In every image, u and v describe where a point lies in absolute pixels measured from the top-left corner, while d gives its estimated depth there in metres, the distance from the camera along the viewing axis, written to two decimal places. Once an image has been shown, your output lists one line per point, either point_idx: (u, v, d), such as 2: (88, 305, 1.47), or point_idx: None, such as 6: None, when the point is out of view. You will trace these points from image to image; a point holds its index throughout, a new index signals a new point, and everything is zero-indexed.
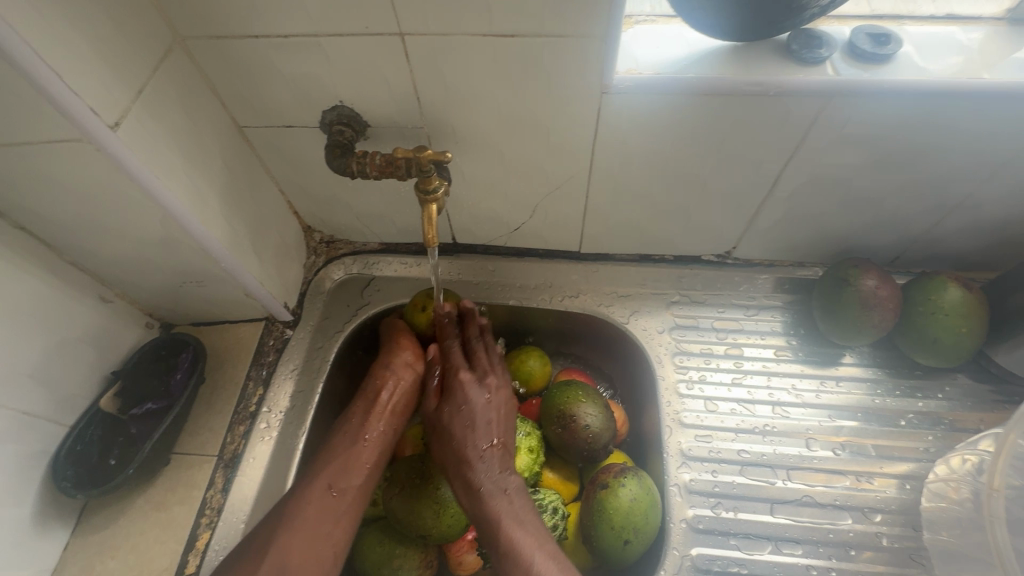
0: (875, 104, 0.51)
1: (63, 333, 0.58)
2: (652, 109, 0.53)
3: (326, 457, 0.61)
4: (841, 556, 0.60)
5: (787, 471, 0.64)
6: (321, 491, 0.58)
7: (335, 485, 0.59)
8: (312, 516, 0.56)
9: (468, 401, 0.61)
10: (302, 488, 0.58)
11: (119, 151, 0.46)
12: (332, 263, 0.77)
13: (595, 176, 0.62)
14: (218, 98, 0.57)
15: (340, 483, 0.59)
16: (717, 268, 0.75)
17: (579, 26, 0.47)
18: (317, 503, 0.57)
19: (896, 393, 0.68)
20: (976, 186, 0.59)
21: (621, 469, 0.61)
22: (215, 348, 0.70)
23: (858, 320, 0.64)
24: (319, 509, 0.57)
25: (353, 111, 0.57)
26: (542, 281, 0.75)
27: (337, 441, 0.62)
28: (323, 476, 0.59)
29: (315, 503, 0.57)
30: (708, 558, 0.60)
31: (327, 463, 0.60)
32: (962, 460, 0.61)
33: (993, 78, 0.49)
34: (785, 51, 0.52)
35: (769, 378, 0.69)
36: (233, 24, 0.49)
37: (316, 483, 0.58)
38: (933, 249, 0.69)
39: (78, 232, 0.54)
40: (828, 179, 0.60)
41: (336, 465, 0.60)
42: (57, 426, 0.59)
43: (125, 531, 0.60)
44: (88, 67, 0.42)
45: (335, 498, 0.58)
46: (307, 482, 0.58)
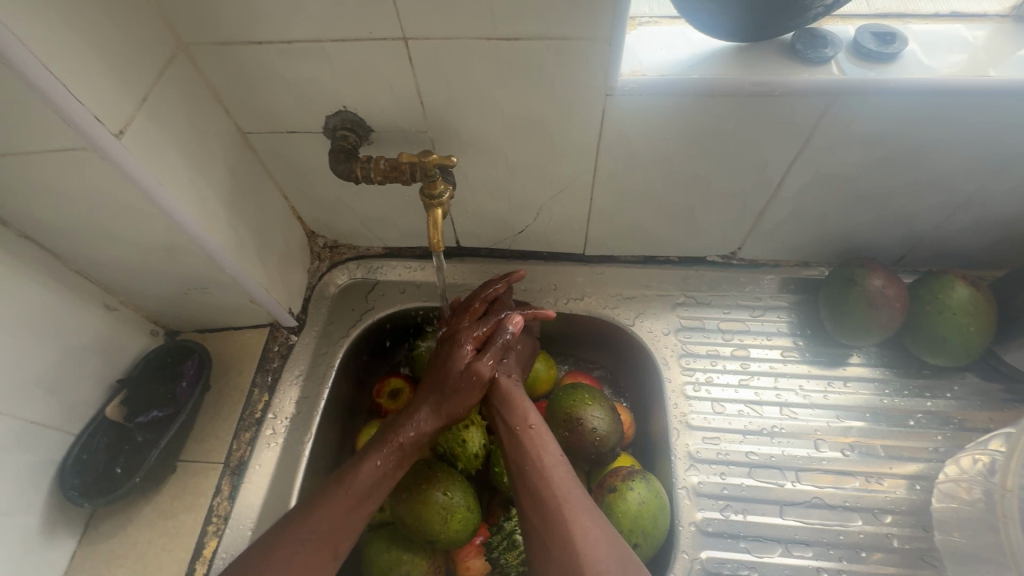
0: (882, 102, 0.51)
1: (68, 341, 0.58)
2: (656, 111, 0.53)
3: (323, 514, 0.52)
4: (852, 558, 0.59)
5: (795, 472, 0.64)
6: (320, 556, 0.51)
7: (336, 548, 0.52)
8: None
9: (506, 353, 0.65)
10: (300, 553, 0.50)
11: (124, 159, 0.46)
12: (336, 268, 0.76)
13: (599, 178, 0.62)
14: (221, 105, 0.57)
15: (339, 547, 0.52)
16: (722, 269, 0.74)
17: (584, 29, 0.47)
18: (314, 575, 0.50)
19: (905, 393, 0.68)
20: (983, 183, 0.59)
21: (629, 471, 0.60)
22: (220, 355, 0.70)
23: (866, 320, 0.64)
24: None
25: (356, 116, 0.57)
26: (547, 284, 0.75)
27: (344, 493, 0.54)
28: (322, 541, 0.51)
29: (311, 567, 0.50)
30: (717, 562, 0.59)
31: (326, 524, 0.52)
32: (973, 460, 0.61)
33: (999, 75, 0.49)
34: (790, 51, 0.52)
35: (776, 379, 0.69)
36: (237, 30, 0.49)
37: (315, 550, 0.51)
38: (939, 247, 0.68)
39: (83, 240, 0.54)
40: (833, 178, 0.60)
41: (337, 526, 0.52)
42: (63, 435, 0.59)
43: (132, 540, 0.60)
44: (92, 76, 0.42)
45: (331, 562, 0.52)
46: (304, 549, 0.50)
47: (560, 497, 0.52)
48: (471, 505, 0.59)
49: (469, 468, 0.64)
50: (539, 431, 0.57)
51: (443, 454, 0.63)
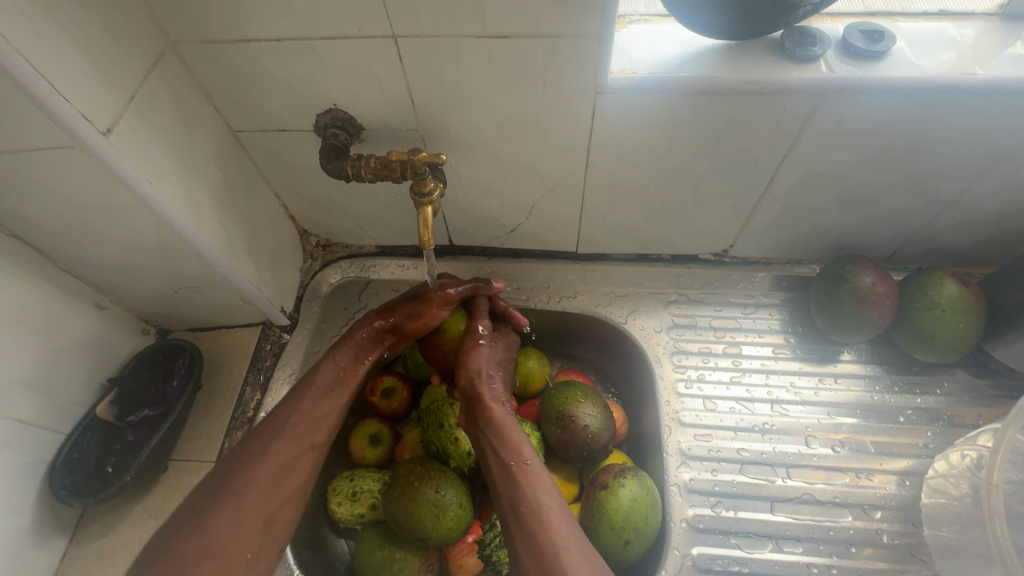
0: (870, 100, 0.51)
1: (58, 341, 0.58)
2: (646, 109, 0.53)
3: (299, 412, 0.59)
4: (842, 554, 0.60)
5: (787, 469, 0.64)
6: (298, 448, 0.57)
7: (311, 439, 0.58)
8: (285, 473, 0.56)
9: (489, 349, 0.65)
10: (280, 443, 0.57)
11: (112, 158, 0.46)
12: (329, 267, 0.76)
13: (591, 176, 0.62)
14: (212, 103, 0.56)
15: (315, 438, 0.59)
16: (715, 267, 0.74)
17: (573, 27, 0.47)
18: (295, 461, 0.57)
19: (895, 389, 0.68)
20: (972, 181, 0.59)
21: (621, 468, 0.61)
22: (213, 354, 0.70)
23: (856, 317, 0.64)
24: (296, 467, 0.57)
25: (347, 114, 0.57)
26: (540, 282, 0.75)
27: (311, 389, 0.60)
28: (299, 434, 0.58)
29: (291, 459, 0.57)
30: (709, 558, 0.60)
31: (300, 420, 0.58)
32: (961, 455, 0.61)
33: (986, 73, 0.49)
34: (780, 49, 0.52)
35: (768, 376, 0.69)
36: (227, 29, 0.49)
37: (292, 441, 0.57)
38: (930, 245, 0.69)
39: (72, 239, 0.53)
40: (823, 176, 0.60)
41: (310, 416, 0.59)
42: (54, 435, 0.58)
43: (124, 539, 0.60)
44: (80, 75, 0.42)
45: (311, 453, 0.58)
46: (282, 437, 0.57)
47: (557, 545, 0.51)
48: (464, 504, 0.59)
49: (462, 466, 0.64)
50: (531, 467, 0.56)
51: (437, 453, 0.64)
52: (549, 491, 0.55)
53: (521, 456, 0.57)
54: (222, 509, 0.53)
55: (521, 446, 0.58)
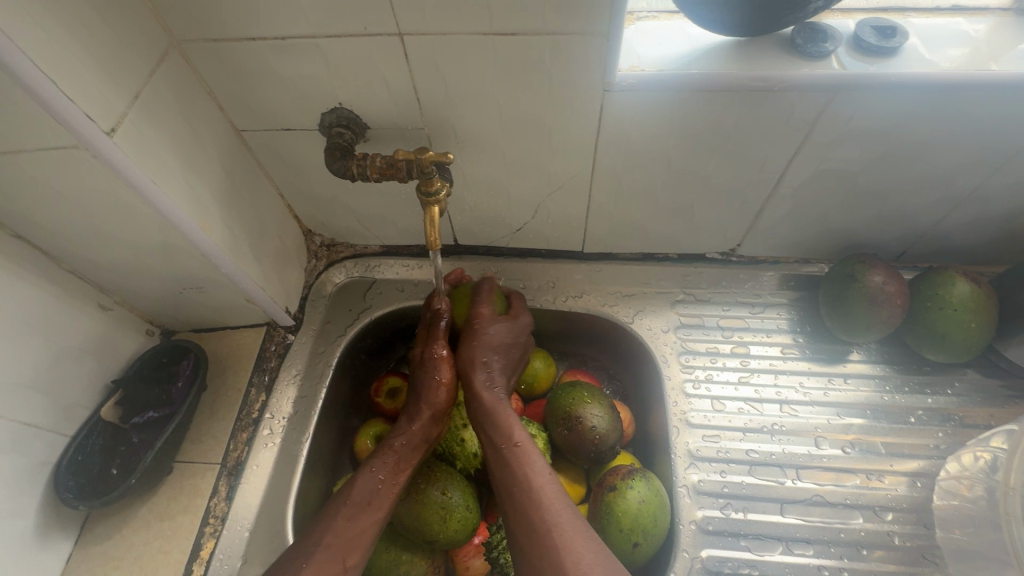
0: (883, 97, 0.50)
1: (62, 342, 0.57)
2: (654, 107, 0.53)
3: (331, 528, 0.53)
4: (853, 556, 0.59)
5: (796, 470, 0.63)
6: (331, 570, 0.50)
7: (346, 560, 0.51)
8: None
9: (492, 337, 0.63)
10: (307, 566, 0.50)
11: (117, 157, 0.45)
12: (333, 267, 0.76)
13: (598, 175, 0.61)
14: (216, 103, 0.56)
15: (349, 560, 0.52)
16: (722, 266, 0.74)
17: (582, 23, 0.46)
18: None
19: (905, 389, 0.68)
20: (984, 178, 0.58)
21: (629, 470, 0.60)
22: (217, 355, 0.69)
23: (867, 316, 0.63)
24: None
25: (352, 113, 0.56)
26: (545, 282, 0.74)
27: (348, 507, 0.54)
28: (330, 555, 0.51)
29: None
30: (718, 560, 0.59)
31: (333, 538, 0.52)
32: (975, 458, 0.61)
33: (1000, 69, 0.49)
34: (790, 45, 0.52)
35: (776, 377, 0.68)
36: (231, 27, 0.49)
37: (324, 560, 0.50)
38: (940, 243, 0.68)
39: (76, 240, 0.53)
40: (833, 174, 0.59)
41: (343, 536, 0.52)
42: (59, 436, 0.58)
43: (129, 541, 0.60)
44: (84, 75, 0.42)
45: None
46: (313, 561, 0.50)
47: (555, 532, 0.50)
48: (471, 506, 0.59)
49: (468, 467, 0.64)
50: (524, 455, 0.56)
51: (443, 454, 0.64)
52: (544, 477, 0.54)
53: (514, 447, 0.56)
54: None
55: (515, 435, 0.57)
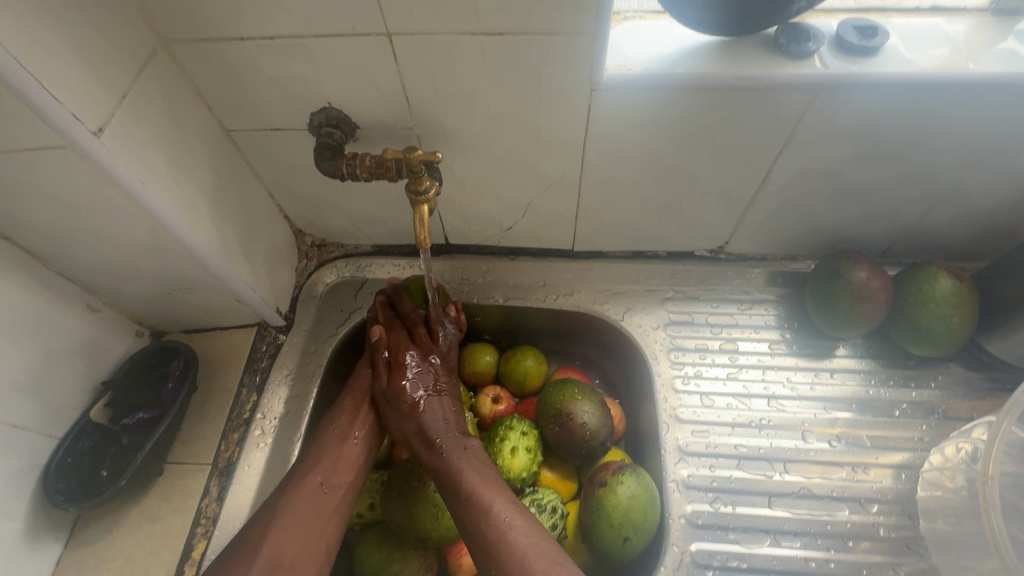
0: (865, 96, 0.51)
1: (51, 343, 0.57)
2: (641, 106, 0.53)
3: (311, 455, 0.57)
4: (839, 547, 0.60)
5: (784, 464, 0.64)
6: (315, 490, 0.55)
7: (326, 479, 0.56)
8: (305, 514, 0.53)
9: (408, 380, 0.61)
10: (290, 489, 0.54)
11: (104, 158, 0.45)
12: (324, 267, 0.76)
13: (587, 173, 0.62)
14: (204, 102, 0.56)
15: (332, 479, 0.56)
16: (710, 263, 0.75)
17: (569, 23, 0.47)
18: (314, 503, 0.54)
19: (890, 383, 0.69)
20: (964, 176, 0.59)
21: (619, 465, 0.61)
22: (208, 356, 0.69)
23: (851, 312, 0.64)
24: (311, 507, 0.54)
25: (341, 113, 0.56)
26: (536, 280, 0.75)
27: (325, 437, 0.59)
28: (311, 476, 0.56)
29: (310, 503, 0.54)
30: (708, 553, 0.60)
31: (312, 462, 0.57)
32: (956, 449, 0.61)
33: (979, 68, 0.50)
34: (774, 45, 0.52)
35: (764, 372, 0.69)
36: (219, 27, 0.49)
37: (306, 480, 0.55)
38: (924, 239, 0.69)
39: (64, 241, 0.53)
40: (818, 172, 0.60)
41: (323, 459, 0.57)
42: (48, 439, 0.58)
43: (120, 543, 0.59)
44: (70, 76, 0.42)
45: (327, 494, 0.55)
46: (298, 487, 0.54)
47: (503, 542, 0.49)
48: None
49: None
50: (486, 502, 0.52)
51: None
52: (516, 519, 0.50)
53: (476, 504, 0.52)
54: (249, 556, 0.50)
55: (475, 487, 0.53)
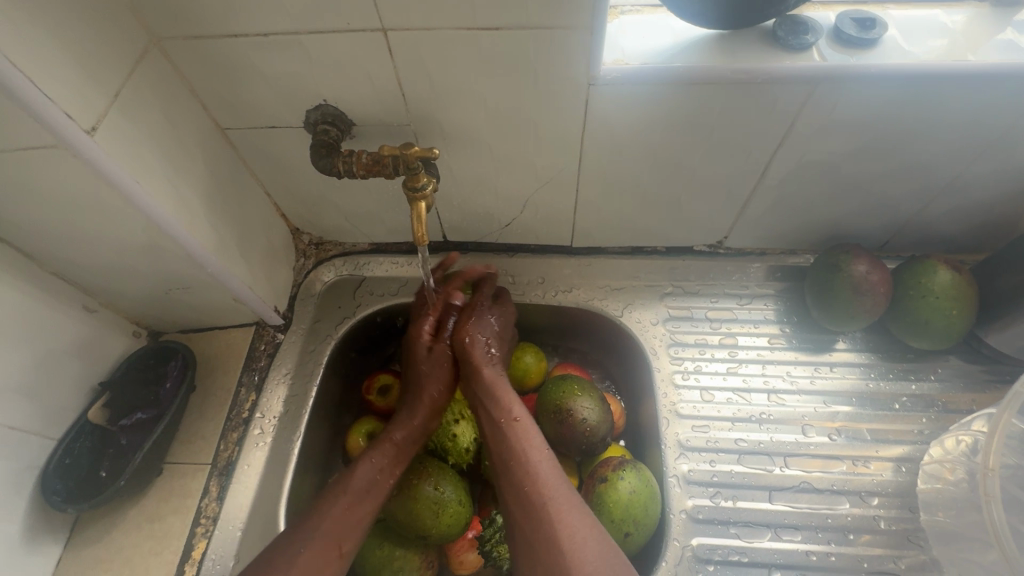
0: (863, 88, 0.51)
1: (47, 344, 0.57)
2: (639, 100, 0.53)
3: (327, 514, 0.53)
4: (840, 541, 0.60)
5: (784, 458, 0.64)
6: (330, 555, 0.52)
7: (342, 545, 0.53)
8: None
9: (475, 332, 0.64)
10: (307, 553, 0.51)
11: (97, 157, 0.45)
12: (322, 265, 0.76)
13: (584, 168, 0.61)
14: (198, 100, 0.55)
15: (347, 544, 0.53)
16: (709, 258, 0.74)
17: (565, 17, 0.47)
18: (329, 572, 0.51)
19: (890, 376, 0.69)
20: (963, 167, 0.59)
21: (619, 461, 0.61)
22: (206, 355, 0.69)
23: (851, 306, 0.64)
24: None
25: (337, 110, 0.56)
26: (535, 277, 0.75)
27: (347, 492, 0.55)
28: (329, 539, 0.52)
29: (322, 567, 0.51)
30: (708, 548, 0.60)
31: (329, 523, 0.53)
32: (956, 441, 0.61)
33: (977, 60, 0.49)
34: (772, 37, 0.52)
35: (764, 366, 0.69)
36: (212, 23, 0.48)
37: (323, 545, 0.52)
38: (923, 232, 0.69)
39: (59, 242, 0.52)
40: (817, 165, 0.60)
41: (341, 523, 0.53)
42: (45, 440, 0.58)
43: (119, 544, 0.59)
44: (62, 74, 0.41)
45: (341, 560, 0.52)
46: (313, 545, 0.51)
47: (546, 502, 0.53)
48: (463, 500, 0.59)
49: (460, 462, 0.64)
50: (544, 476, 0.54)
51: (434, 450, 0.64)
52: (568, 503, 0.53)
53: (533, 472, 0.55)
54: None
55: (537, 461, 0.55)
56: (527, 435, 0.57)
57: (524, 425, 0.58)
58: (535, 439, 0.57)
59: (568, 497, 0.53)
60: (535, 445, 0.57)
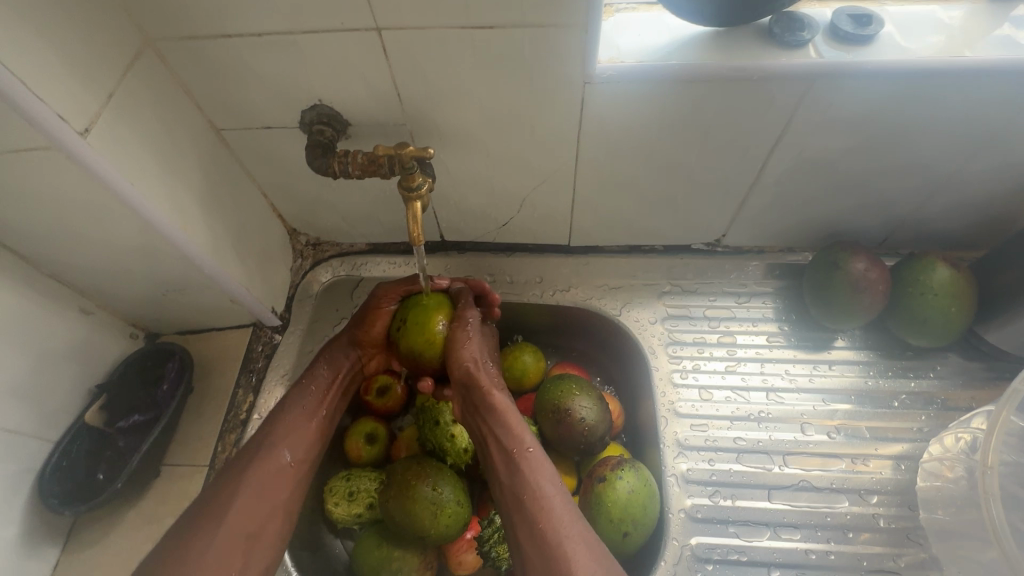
0: (860, 85, 0.51)
1: (43, 347, 0.56)
2: (635, 98, 0.53)
3: (279, 428, 0.58)
4: (839, 539, 0.60)
5: (783, 456, 0.64)
6: (279, 465, 0.55)
7: (291, 455, 0.56)
8: (270, 489, 0.54)
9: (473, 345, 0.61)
10: (258, 461, 0.55)
11: (90, 159, 0.45)
12: (319, 266, 0.76)
13: (581, 167, 0.61)
14: (192, 101, 0.55)
15: (298, 454, 0.57)
16: (708, 257, 0.74)
17: (559, 16, 0.46)
18: (280, 481, 0.55)
19: (889, 374, 0.68)
20: (961, 164, 0.59)
21: (618, 460, 0.60)
22: (203, 357, 0.69)
23: (849, 303, 0.64)
24: (274, 485, 0.54)
25: (332, 110, 0.56)
26: (533, 276, 0.74)
27: (287, 410, 0.59)
28: (279, 451, 0.56)
29: (275, 476, 0.55)
30: (707, 547, 0.60)
31: (278, 436, 0.57)
32: (955, 438, 0.62)
33: (974, 56, 0.49)
34: (767, 35, 0.52)
35: (763, 365, 0.69)
36: (206, 24, 0.48)
37: (271, 456, 0.56)
38: (922, 229, 0.69)
39: (54, 244, 0.52)
40: (814, 163, 0.60)
41: (290, 434, 0.57)
42: (42, 443, 0.57)
43: (117, 546, 0.59)
44: (55, 76, 0.41)
45: (291, 470, 0.56)
46: (261, 455, 0.55)
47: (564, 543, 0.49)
48: (462, 500, 0.59)
49: (459, 462, 0.64)
50: (561, 515, 0.51)
51: (433, 450, 0.64)
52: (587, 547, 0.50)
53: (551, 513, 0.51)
54: (198, 536, 0.50)
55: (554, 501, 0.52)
56: (541, 472, 0.54)
57: (538, 462, 0.55)
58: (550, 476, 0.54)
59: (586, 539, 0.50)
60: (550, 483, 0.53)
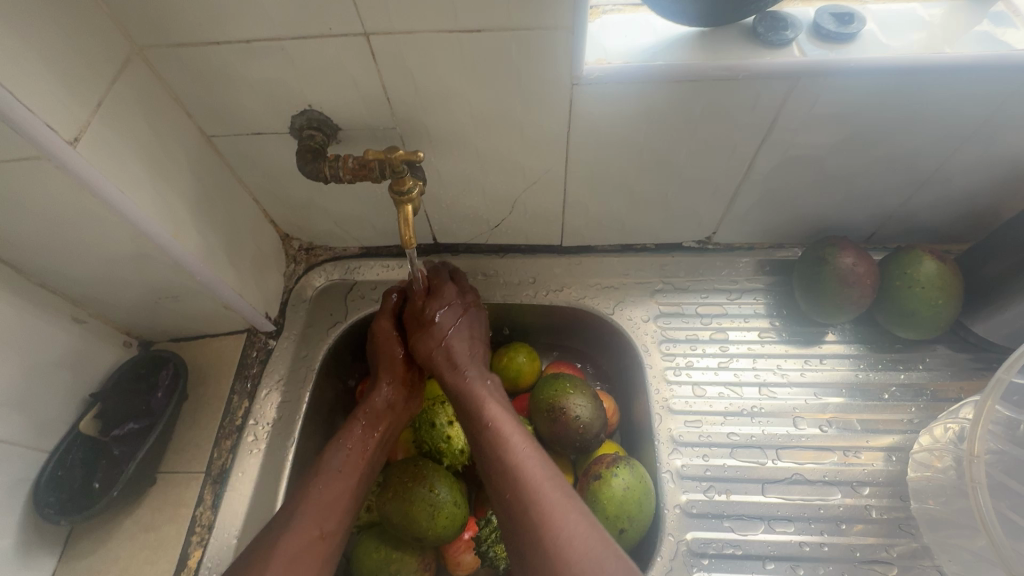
0: (843, 82, 0.51)
1: (36, 356, 0.56)
2: (623, 98, 0.53)
3: (310, 498, 0.55)
4: (833, 531, 0.61)
5: (776, 450, 0.65)
6: (310, 536, 0.52)
7: (322, 527, 0.53)
8: (301, 566, 0.51)
9: (446, 313, 0.64)
10: (291, 531, 0.52)
11: (79, 168, 0.45)
12: (313, 270, 0.76)
13: (571, 168, 0.62)
14: (182, 108, 0.55)
15: (327, 526, 0.54)
16: (699, 254, 0.75)
17: (547, 18, 0.47)
18: (308, 553, 0.52)
19: (878, 366, 0.69)
20: (944, 159, 0.60)
21: (613, 457, 0.61)
22: (198, 364, 0.69)
23: (838, 297, 0.65)
24: (308, 557, 0.51)
25: (322, 114, 0.56)
26: (526, 277, 0.75)
27: (322, 479, 0.56)
28: (309, 521, 0.53)
29: (304, 549, 0.51)
30: (703, 542, 0.60)
31: (309, 505, 0.54)
32: (944, 429, 0.61)
33: (954, 52, 0.50)
34: (752, 34, 0.53)
35: (755, 360, 0.70)
36: (194, 32, 0.48)
37: (303, 527, 0.52)
38: (908, 224, 0.70)
39: (44, 254, 0.52)
40: (801, 160, 0.60)
41: (322, 504, 0.55)
42: (36, 453, 0.57)
43: (114, 555, 0.59)
44: (42, 86, 0.41)
45: (322, 542, 0.53)
46: (294, 526, 0.52)
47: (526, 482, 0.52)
48: (459, 501, 0.59)
49: (455, 463, 0.65)
50: (541, 484, 0.51)
51: (430, 452, 0.64)
52: (552, 486, 0.51)
53: (538, 493, 0.51)
54: None
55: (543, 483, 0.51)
56: (504, 420, 0.57)
57: (513, 432, 0.56)
58: (535, 462, 0.53)
59: (560, 492, 0.51)
60: (537, 471, 0.52)
